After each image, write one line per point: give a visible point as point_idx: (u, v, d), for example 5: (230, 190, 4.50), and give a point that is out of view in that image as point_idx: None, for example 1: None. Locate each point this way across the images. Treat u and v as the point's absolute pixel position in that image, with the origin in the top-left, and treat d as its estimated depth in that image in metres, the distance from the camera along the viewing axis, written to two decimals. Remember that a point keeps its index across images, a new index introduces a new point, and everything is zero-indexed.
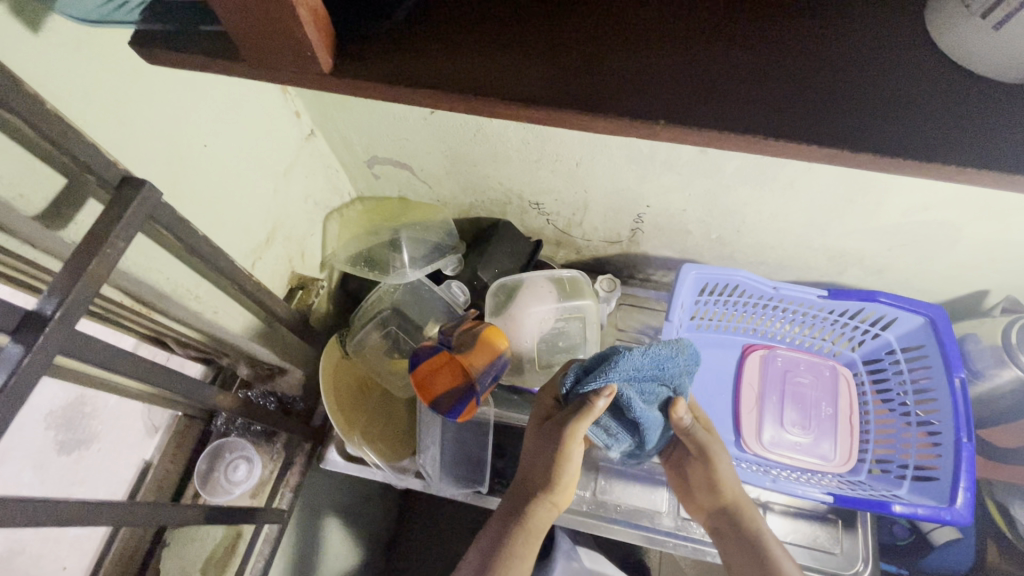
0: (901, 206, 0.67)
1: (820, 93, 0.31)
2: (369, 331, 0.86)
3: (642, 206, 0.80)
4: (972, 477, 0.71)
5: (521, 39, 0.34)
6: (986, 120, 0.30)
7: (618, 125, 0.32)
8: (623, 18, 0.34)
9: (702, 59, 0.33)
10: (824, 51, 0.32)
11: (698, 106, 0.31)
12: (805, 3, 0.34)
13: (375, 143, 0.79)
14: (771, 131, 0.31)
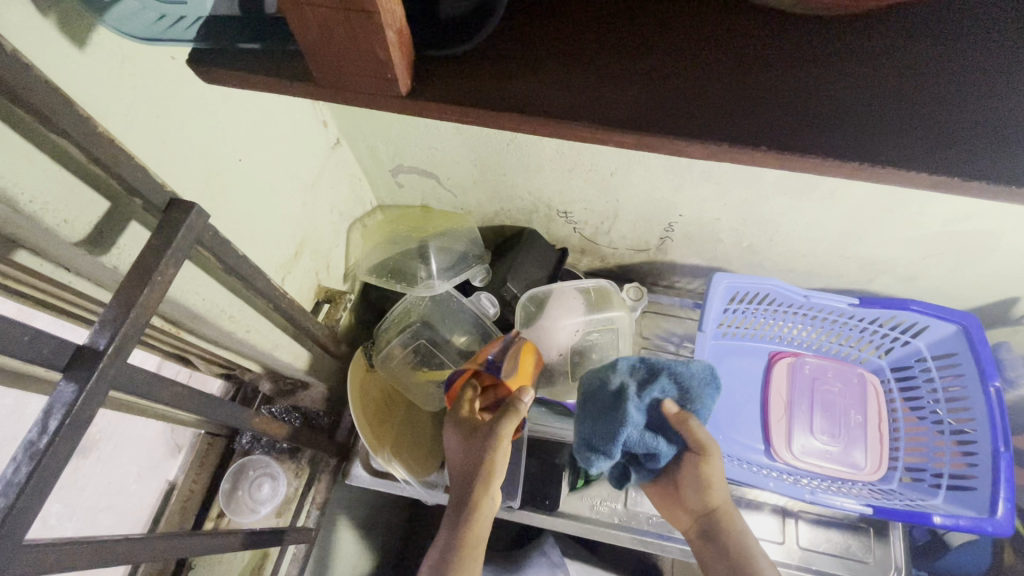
0: (943, 216, 0.67)
1: (926, 117, 0.30)
2: (396, 344, 0.84)
3: (674, 215, 0.79)
4: (1011, 487, 0.71)
5: (611, 58, 0.32)
6: None
7: (717, 150, 0.30)
8: (714, 37, 0.32)
9: (798, 83, 0.31)
10: (925, 73, 0.31)
11: (799, 132, 0.30)
12: (900, 23, 0.33)
13: (403, 152, 0.77)
14: (881, 158, 0.29)
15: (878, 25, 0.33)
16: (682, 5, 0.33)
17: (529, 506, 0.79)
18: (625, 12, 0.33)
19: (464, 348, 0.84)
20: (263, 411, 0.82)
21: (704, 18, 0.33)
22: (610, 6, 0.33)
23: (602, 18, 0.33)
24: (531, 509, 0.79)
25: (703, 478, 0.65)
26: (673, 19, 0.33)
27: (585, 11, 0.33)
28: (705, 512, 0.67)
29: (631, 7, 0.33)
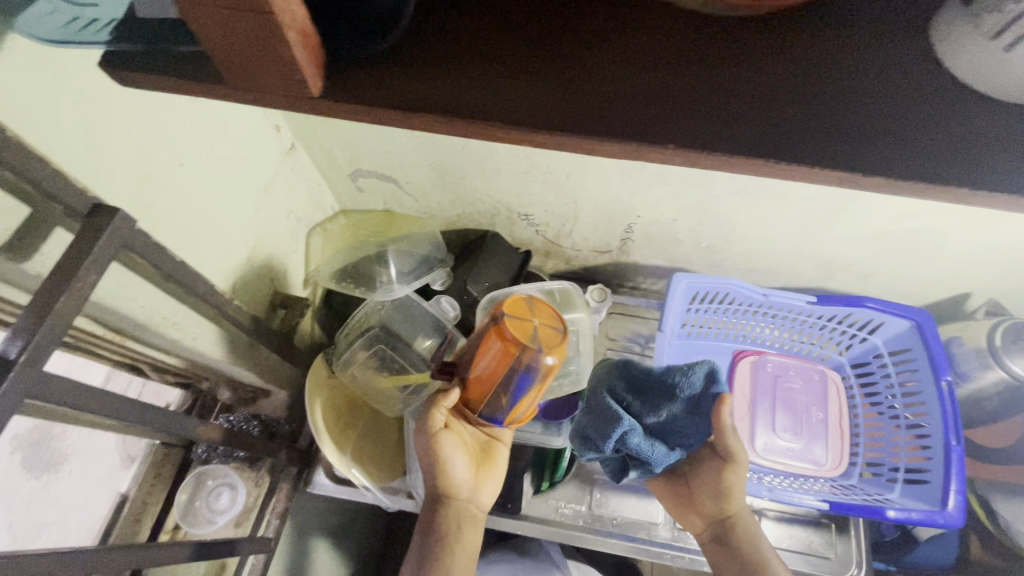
0: (890, 215, 0.68)
1: (834, 114, 0.31)
2: (357, 350, 0.82)
3: (632, 216, 0.80)
4: (961, 479, 0.72)
5: (524, 58, 0.32)
6: (992, 142, 0.30)
7: (628, 150, 0.31)
8: (626, 37, 0.33)
9: (708, 81, 0.31)
10: (832, 70, 0.32)
11: (706, 130, 0.30)
12: (812, 21, 0.33)
13: (360, 156, 0.77)
14: (785, 154, 0.30)
15: (793, 23, 0.33)
16: (597, 4, 0.33)
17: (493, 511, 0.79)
18: (541, 11, 0.33)
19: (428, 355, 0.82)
20: (221, 422, 0.80)
21: (620, 15, 0.33)
22: (527, 6, 0.33)
23: (517, 17, 0.33)
24: (495, 513, 0.80)
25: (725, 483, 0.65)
26: (589, 18, 0.33)
27: (501, 10, 0.33)
28: (720, 517, 0.66)
29: (547, 7, 0.33)
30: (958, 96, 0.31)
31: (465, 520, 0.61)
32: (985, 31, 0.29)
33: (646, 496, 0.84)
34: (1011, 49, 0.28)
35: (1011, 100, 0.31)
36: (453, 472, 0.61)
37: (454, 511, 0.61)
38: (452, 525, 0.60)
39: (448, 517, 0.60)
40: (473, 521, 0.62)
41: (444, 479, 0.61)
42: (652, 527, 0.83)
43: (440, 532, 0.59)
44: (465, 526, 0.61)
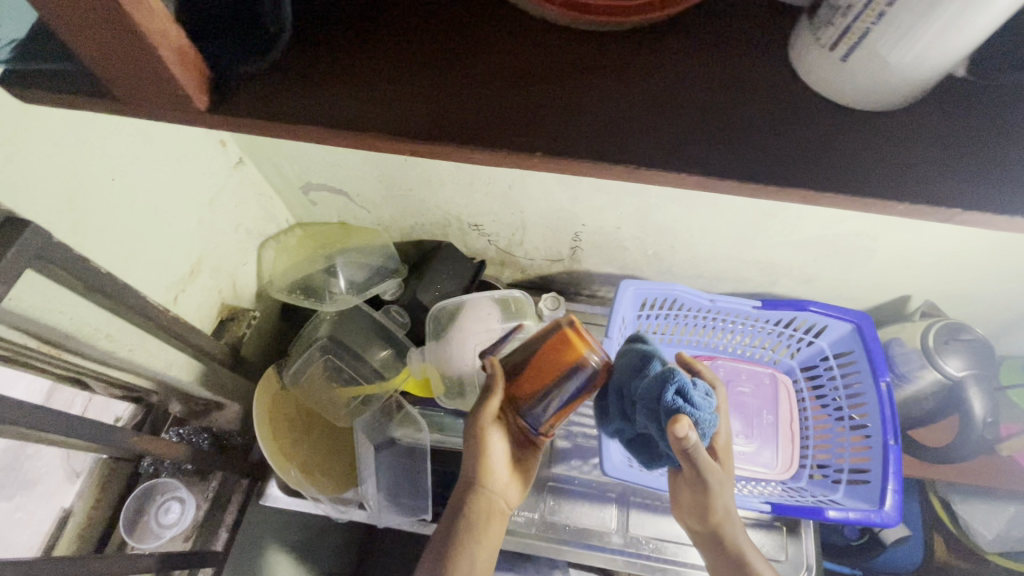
0: (818, 220, 0.70)
1: (695, 120, 0.32)
2: (309, 360, 0.83)
3: (578, 225, 0.81)
4: (899, 479, 0.73)
5: (402, 71, 0.34)
6: (842, 146, 0.32)
7: (500, 157, 0.32)
8: (504, 51, 0.34)
9: (579, 92, 0.33)
10: (696, 79, 0.33)
11: (572, 137, 0.32)
12: (680, 33, 0.35)
13: (308, 170, 0.78)
14: (646, 160, 0.31)
15: (663, 35, 0.34)
16: (477, 20, 0.35)
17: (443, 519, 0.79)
18: (422, 27, 0.35)
19: (379, 367, 0.84)
20: (170, 435, 0.80)
21: (497, 30, 0.35)
22: (409, 22, 0.35)
23: (399, 33, 0.35)
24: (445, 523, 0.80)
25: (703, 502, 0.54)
26: (468, 32, 0.35)
27: (384, 26, 0.35)
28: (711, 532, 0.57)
29: (428, 23, 0.35)
30: (815, 102, 0.33)
31: (491, 515, 0.57)
32: (826, 43, 0.31)
33: (601, 503, 0.86)
34: (847, 59, 0.30)
35: (857, 106, 0.32)
36: (492, 463, 0.57)
37: (483, 503, 0.57)
38: (480, 515, 0.56)
39: (478, 508, 0.56)
40: (498, 519, 0.58)
41: (484, 468, 0.57)
42: (606, 534, 0.84)
43: (467, 519, 0.56)
44: (492, 520, 0.57)
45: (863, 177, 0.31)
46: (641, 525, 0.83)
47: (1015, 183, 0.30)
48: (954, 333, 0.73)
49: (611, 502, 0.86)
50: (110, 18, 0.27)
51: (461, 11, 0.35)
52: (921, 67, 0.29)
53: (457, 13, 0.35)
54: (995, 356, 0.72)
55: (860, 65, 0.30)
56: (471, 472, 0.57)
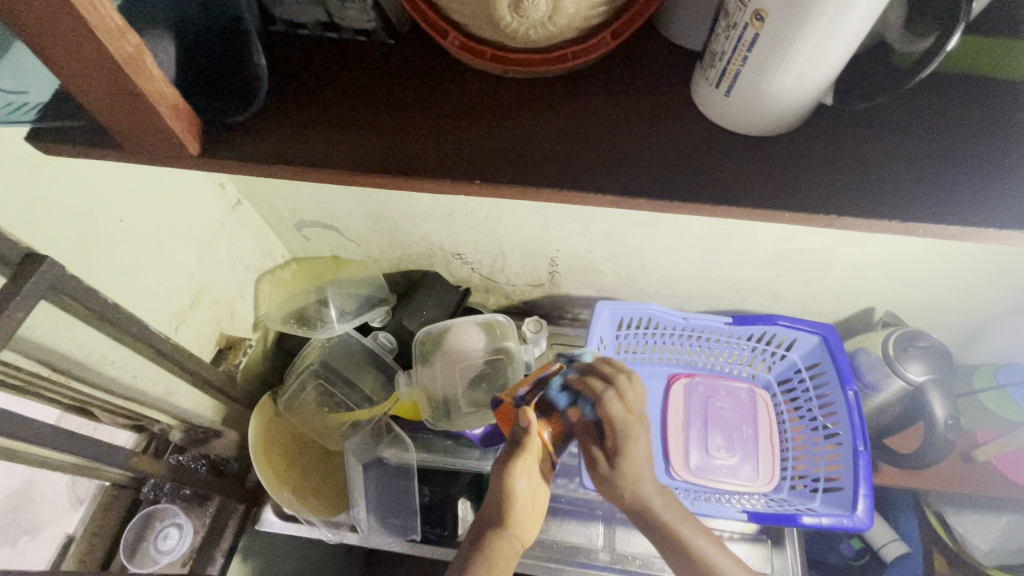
0: (771, 238, 0.75)
1: (609, 151, 0.38)
2: (302, 387, 0.89)
3: (552, 250, 0.87)
4: (870, 484, 0.76)
5: (365, 119, 0.40)
6: (733, 169, 0.38)
7: (446, 185, 0.38)
8: (449, 99, 0.41)
9: (511, 133, 0.39)
10: (608, 117, 0.40)
11: (506, 169, 0.38)
12: (597, 79, 0.41)
13: (301, 209, 0.85)
14: (567, 184, 0.37)
15: (584, 80, 0.41)
16: (427, 75, 0.42)
17: (430, 541, 0.82)
18: (381, 83, 0.41)
19: (369, 392, 0.89)
20: (171, 460, 0.83)
21: (442, 82, 0.41)
22: (370, 79, 0.42)
23: (361, 88, 0.41)
24: (435, 541, 0.82)
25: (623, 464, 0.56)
26: (419, 84, 0.41)
27: (349, 82, 0.42)
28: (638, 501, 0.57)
29: (387, 79, 0.42)
30: (712, 134, 0.39)
31: (511, 556, 0.55)
32: (712, 81, 0.37)
33: (588, 520, 0.87)
34: (728, 94, 0.36)
35: (742, 131, 0.38)
36: (517, 505, 0.55)
37: (505, 547, 0.54)
38: (500, 556, 0.53)
39: (500, 548, 0.54)
40: (516, 561, 0.55)
41: (508, 507, 0.55)
42: (593, 550, 0.85)
43: (488, 557, 0.53)
44: (513, 561, 0.54)
45: (750, 194, 0.37)
46: (627, 542, 0.85)
47: (879, 195, 0.36)
48: (912, 340, 0.77)
49: (597, 520, 0.87)
50: (119, 83, 0.33)
51: (413, 67, 0.42)
52: (789, 98, 0.35)
53: (410, 69, 0.42)
54: (951, 361, 0.76)
55: (740, 98, 0.36)
56: (495, 511, 0.55)
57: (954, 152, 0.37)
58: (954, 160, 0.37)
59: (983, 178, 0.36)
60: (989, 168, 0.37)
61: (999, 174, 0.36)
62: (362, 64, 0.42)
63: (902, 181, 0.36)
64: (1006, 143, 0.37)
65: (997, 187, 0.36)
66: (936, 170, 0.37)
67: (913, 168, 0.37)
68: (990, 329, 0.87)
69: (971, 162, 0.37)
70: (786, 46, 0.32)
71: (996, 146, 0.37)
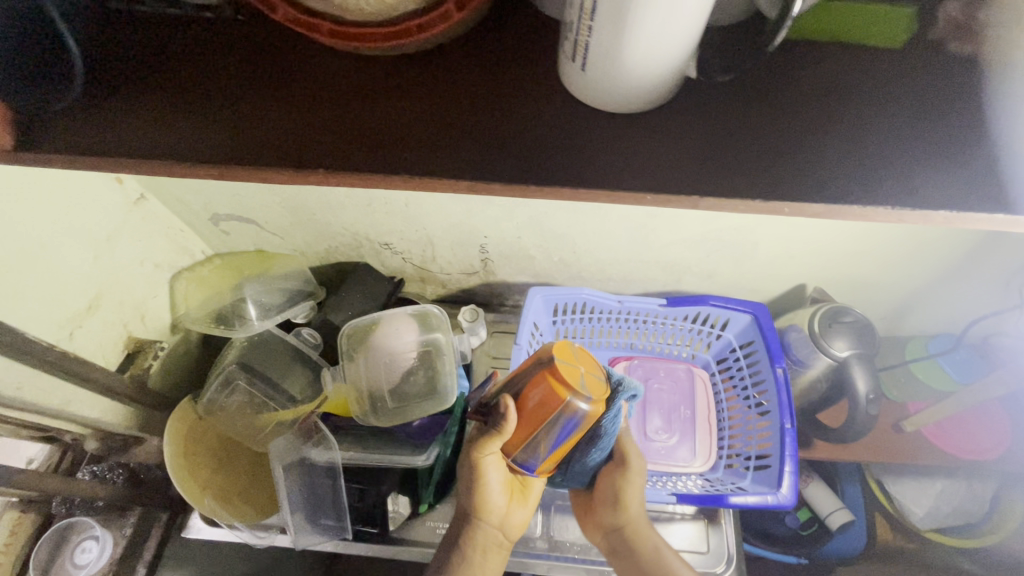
0: (694, 219, 0.74)
1: (471, 134, 0.35)
2: (221, 391, 0.83)
3: (481, 237, 0.84)
4: (795, 461, 0.77)
5: (208, 105, 0.37)
6: (598, 149, 0.36)
7: (290, 176, 0.35)
8: (299, 81, 0.37)
9: (365, 116, 0.36)
10: (468, 96, 0.37)
11: (356, 154, 0.35)
12: (461, 57, 0.38)
13: (213, 202, 0.80)
14: (416, 171, 0.34)
15: (448, 59, 0.38)
16: (277, 54, 0.38)
17: (364, 538, 0.81)
18: (228, 64, 0.38)
19: (295, 393, 0.85)
20: (85, 473, 0.81)
21: (297, 65, 0.38)
22: (217, 60, 0.38)
23: (206, 72, 0.37)
24: (369, 539, 0.81)
25: (619, 491, 0.66)
26: (272, 68, 0.38)
27: (192, 64, 0.38)
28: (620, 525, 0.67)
29: (236, 62, 0.38)
30: (581, 111, 0.37)
31: (489, 541, 0.63)
32: (568, 55, 0.34)
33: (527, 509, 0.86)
34: (584, 69, 0.34)
35: (605, 108, 0.36)
36: (487, 501, 0.60)
37: (478, 537, 0.62)
38: (476, 544, 0.62)
39: (471, 539, 0.61)
40: (496, 544, 0.63)
41: (479, 501, 0.60)
42: (530, 539, 0.84)
43: (462, 550, 0.62)
44: (489, 552, 0.62)
45: (614, 176, 0.35)
46: (566, 528, 0.85)
47: (744, 172, 0.34)
48: (836, 316, 0.77)
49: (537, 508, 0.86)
50: None
51: (265, 51, 0.38)
52: (643, 72, 0.33)
53: (262, 52, 0.38)
54: (874, 336, 0.76)
55: (596, 73, 0.34)
56: (470, 506, 0.61)
57: (821, 127, 0.36)
58: (820, 135, 0.36)
59: (846, 152, 0.35)
60: (856, 144, 0.35)
61: (863, 152, 0.35)
62: (208, 46, 0.38)
63: (763, 156, 0.35)
64: (879, 119, 0.36)
65: (855, 161, 0.35)
66: (805, 146, 0.35)
67: (778, 143, 0.36)
68: (917, 302, 0.88)
69: (835, 136, 0.36)
70: (626, 15, 0.29)
71: (859, 120, 0.36)
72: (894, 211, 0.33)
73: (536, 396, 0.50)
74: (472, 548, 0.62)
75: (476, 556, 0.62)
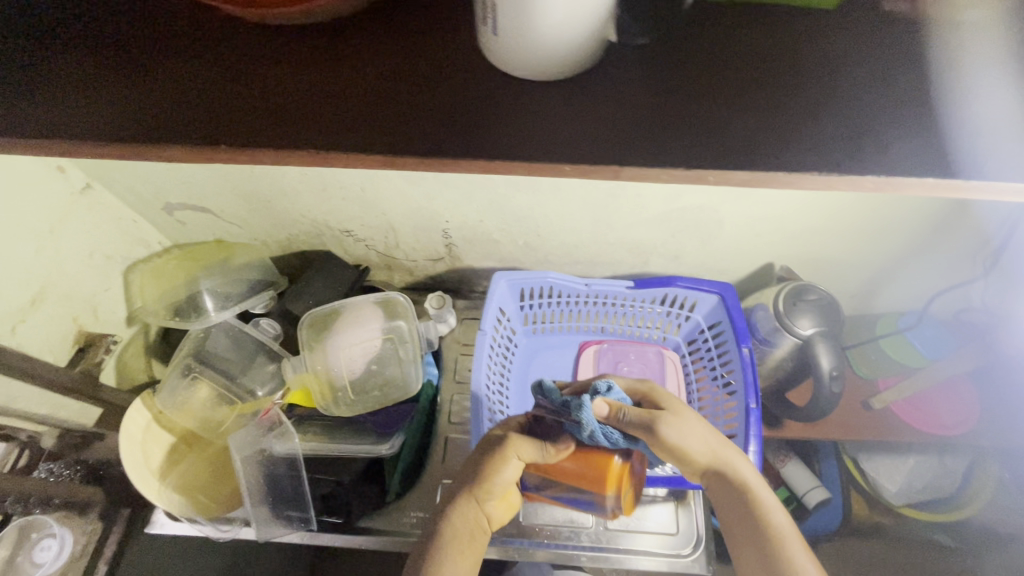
0: (655, 198, 0.72)
1: (384, 103, 0.34)
2: (180, 384, 0.82)
3: (442, 222, 0.83)
4: (760, 440, 0.76)
5: (111, 82, 0.35)
6: (516, 117, 0.34)
7: (190, 154, 0.33)
8: (207, 56, 0.36)
9: (274, 88, 0.35)
10: (383, 65, 0.35)
11: (261, 129, 0.33)
12: (376, 25, 0.36)
13: (165, 191, 0.78)
14: (323, 143, 0.33)
15: (363, 28, 0.36)
16: (185, 30, 0.37)
17: (329, 528, 0.79)
18: (132, 40, 0.36)
19: (255, 385, 0.84)
20: (41, 472, 0.77)
21: (207, 41, 0.37)
22: (120, 36, 0.37)
23: (111, 49, 0.36)
24: (333, 531, 0.79)
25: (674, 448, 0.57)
26: (179, 43, 0.37)
27: (94, 42, 0.36)
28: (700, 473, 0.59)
29: (141, 37, 0.37)
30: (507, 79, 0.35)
31: (477, 530, 0.58)
32: (480, 18, 0.32)
33: None
34: (496, 32, 0.32)
35: (522, 76, 0.35)
36: (493, 484, 0.58)
37: (467, 519, 0.58)
38: (461, 526, 0.57)
39: (459, 518, 0.57)
40: (481, 535, 0.58)
41: (483, 484, 0.58)
42: (500, 526, 0.83)
43: (445, 530, 0.57)
44: (470, 539, 0.57)
45: (534, 145, 0.33)
46: (536, 514, 0.84)
47: (666, 141, 0.33)
48: (800, 294, 0.76)
49: None
50: None
51: (172, 27, 0.37)
52: (555, 36, 0.31)
53: (168, 25, 0.37)
54: (838, 314, 0.76)
55: (507, 38, 0.32)
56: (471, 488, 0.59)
57: (749, 93, 0.35)
58: (747, 100, 0.34)
59: (770, 116, 0.34)
60: (782, 110, 0.34)
61: (789, 117, 0.34)
62: (110, 22, 0.37)
63: (686, 122, 0.33)
64: (808, 85, 0.35)
65: (780, 127, 0.33)
66: (730, 111, 0.34)
67: (704, 109, 0.34)
68: (886, 280, 0.87)
69: (761, 101, 0.34)
70: None
71: (785, 86, 0.35)
72: (818, 178, 0.32)
73: (597, 463, 0.59)
74: (461, 531, 0.57)
75: (463, 540, 0.56)
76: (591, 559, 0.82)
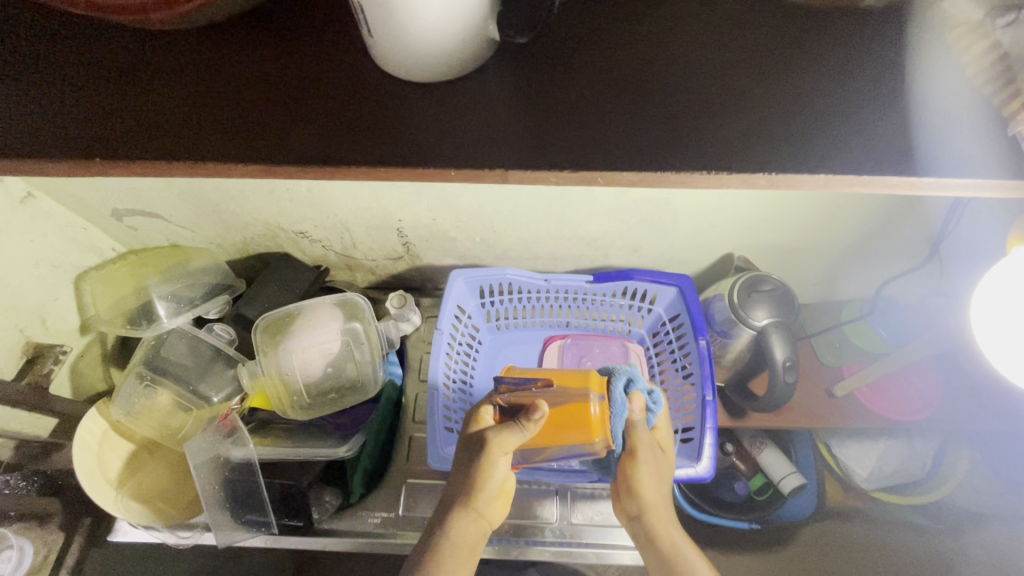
0: (605, 193, 0.71)
1: (255, 122, 0.42)
2: (134, 392, 0.82)
3: (395, 222, 0.81)
4: (717, 430, 0.76)
5: (21, 101, 0.42)
6: (411, 131, 0.41)
7: (119, 166, 0.41)
8: (138, 85, 0.43)
9: (189, 113, 0.42)
10: (288, 86, 0.43)
11: (178, 145, 0.41)
12: (283, 55, 0.44)
13: (107, 197, 0.75)
14: (231, 157, 0.40)
15: (240, 52, 0.44)
16: (122, 65, 0.44)
17: (291, 531, 0.80)
18: (78, 73, 0.44)
19: (211, 390, 0.84)
20: None
21: (138, 72, 0.44)
22: (67, 68, 0.44)
23: (16, 72, 0.43)
24: (295, 533, 0.80)
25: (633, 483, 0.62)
26: (116, 75, 0.44)
27: (43, 74, 0.43)
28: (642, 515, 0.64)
29: (85, 68, 0.44)
30: (368, 93, 0.43)
31: (474, 535, 0.59)
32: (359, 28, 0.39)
33: None
34: (371, 35, 0.39)
35: (399, 74, 0.42)
36: (487, 487, 0.57)
37: (466, 526, 0.58)
38: (459, 531, 0.58)
39: (457, 528, 0.57)
40: (479, 539, 0.60)
41: (476, 492, 0.57)
42: None
43: (441, 530, 0.58)
44: (465, 543, 0.58)
45: (418, 159, 0.40)
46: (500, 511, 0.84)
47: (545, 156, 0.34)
48: (754, 285, 0.76)
49: None
50: None
51: (111, 62, 0.45)
52: (419, 44, 0.38)
53: (106, 62, 0.44)
54: (793, 303, 0.76)
55: (380, 44, 0.39)
56: (466, 494, 0.57)
57: (606, 121, 0.42)
58: (603, 127, 0.41)
59: (622, 139, 0.41)
60: (629, 130, 0.41)
61: (637, 141, 0.41)
62: (57, 58, 0.44)
63: (548, 142, 0.41)
64: None
65: (634, 150, 0.40)
66: (595, 135, 0.41)
67: (566, 129, 0.41)
68: (849, 267, 0.86)
69: (616, 127, 0.41)
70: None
71: (640, 112, 0.42)
72: (708, 178, 0.39)
73: (574, 417, 0.55)
74: (456, 537, 0.57)
75: (459, 544, 0.57)
76: (555, 553, 0.83)
